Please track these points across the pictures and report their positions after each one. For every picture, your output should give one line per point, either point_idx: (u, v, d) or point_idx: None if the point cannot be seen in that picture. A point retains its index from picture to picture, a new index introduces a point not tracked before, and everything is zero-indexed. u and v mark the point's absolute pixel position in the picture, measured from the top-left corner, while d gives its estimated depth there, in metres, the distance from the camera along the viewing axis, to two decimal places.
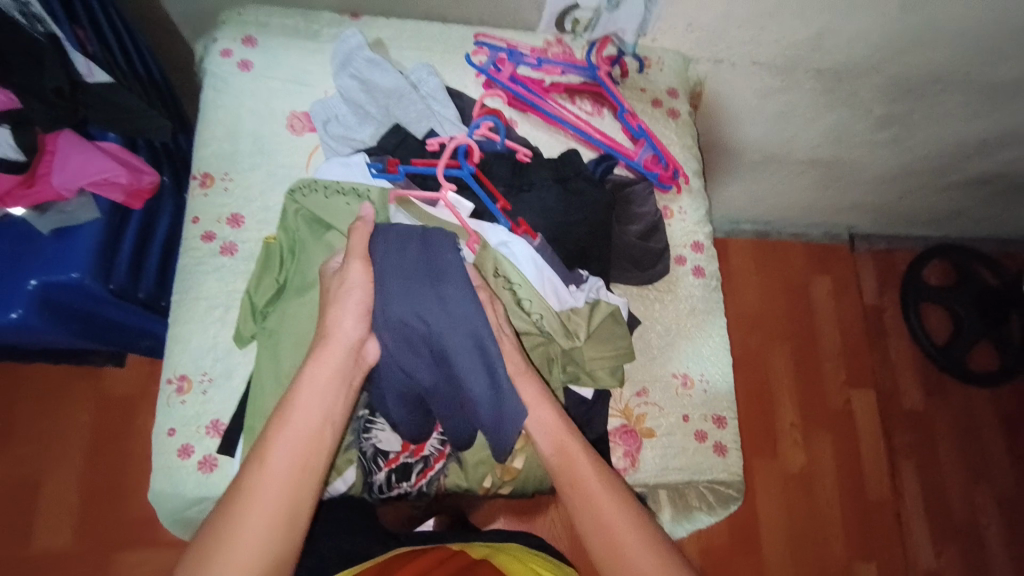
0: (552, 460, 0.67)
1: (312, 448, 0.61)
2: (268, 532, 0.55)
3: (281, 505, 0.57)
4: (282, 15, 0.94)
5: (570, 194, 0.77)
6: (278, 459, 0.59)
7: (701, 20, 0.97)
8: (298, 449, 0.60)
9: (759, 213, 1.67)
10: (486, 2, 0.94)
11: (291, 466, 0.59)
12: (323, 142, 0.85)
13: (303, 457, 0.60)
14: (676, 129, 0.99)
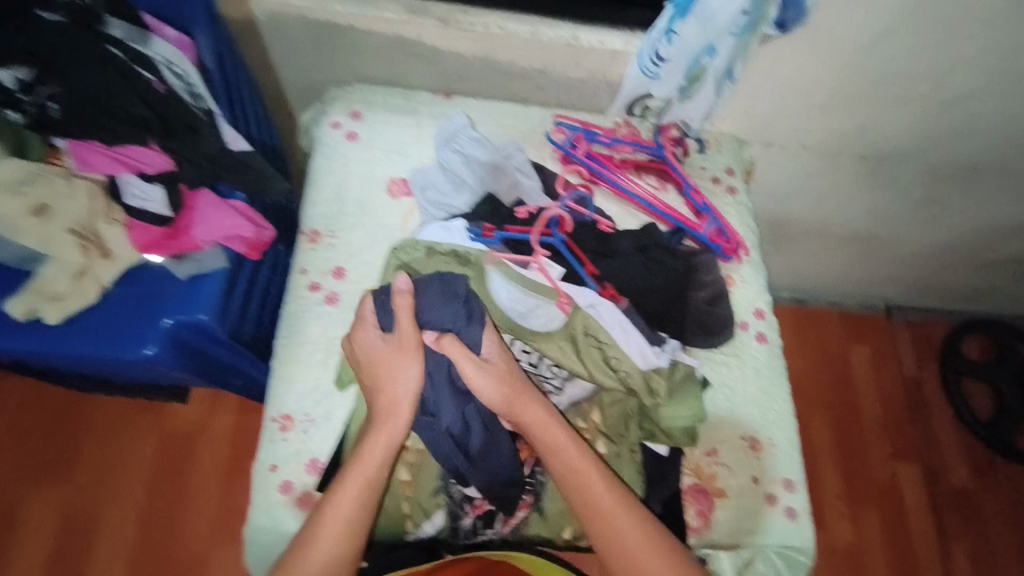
0: (571, 491, 0.73)
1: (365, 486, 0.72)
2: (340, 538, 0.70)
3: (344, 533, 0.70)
4: (383, 93, 1.03)
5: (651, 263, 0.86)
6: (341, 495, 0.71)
7: (758, 109, 1.08)
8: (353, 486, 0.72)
9: (798, 282, 1.72)
10: (567, 89, 1.06)
11: (351, 502, 0.71)
12: (422, 207, 0.95)
13: (358, 489, 0.72)
14: (736, 205, 1.07)
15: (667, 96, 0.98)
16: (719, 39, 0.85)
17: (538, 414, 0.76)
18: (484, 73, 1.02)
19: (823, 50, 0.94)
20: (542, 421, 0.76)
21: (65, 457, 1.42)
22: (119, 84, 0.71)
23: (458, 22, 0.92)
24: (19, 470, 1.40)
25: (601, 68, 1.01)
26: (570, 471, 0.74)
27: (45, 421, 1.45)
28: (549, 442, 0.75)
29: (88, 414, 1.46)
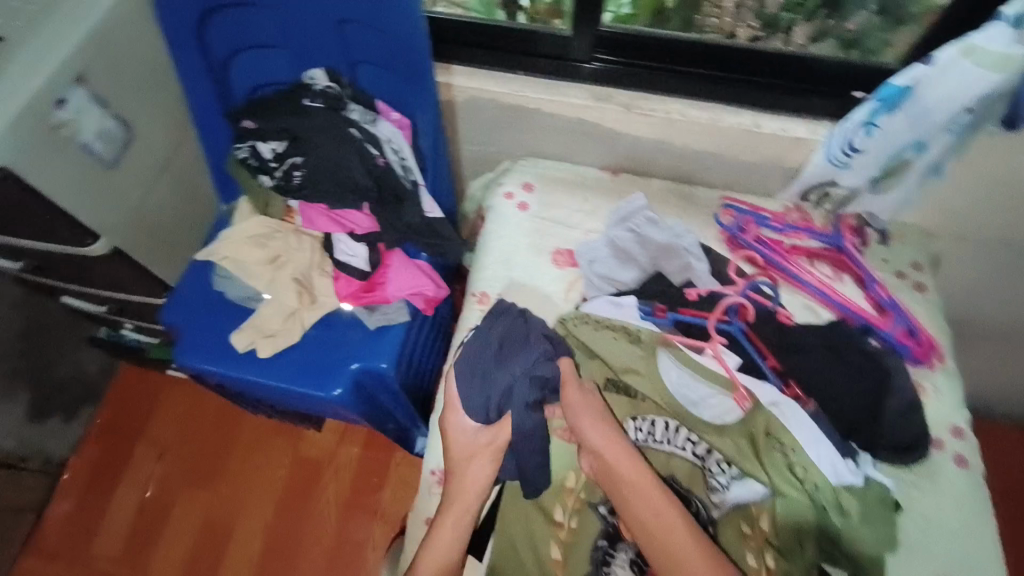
0: (656, 549, 0.72)
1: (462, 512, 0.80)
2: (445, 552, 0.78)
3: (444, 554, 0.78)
4: (555, 167, 1.09)
5: (843, 364, 0.84)
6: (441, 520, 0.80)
7: (955, 202, 1.00)
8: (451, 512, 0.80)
9: None
10: (740, 172, 1.04)
11: (451, 530, 0.79)
12: (588, 280, 0.96)
13: (458, 514, 0.80)
14: (926, 305, 0.99)
15: (855, 186, 0.94)
16: (935, 133, 0.81)
17: (613, 461, 0.78)
18: (655, 153, 1.05)
19: None
20: (618, 465, 0.78)
21: (207, 465, 1.41)
22: (351, 158, 0.82)
23: (640, 107, 0.96)
24: (167, 466, 1.41)
25: (778, 154, 0.98)
26: (650, 520, 0.74)
27: (196, 425, 1.45)
28: (624, 489, 0.76)
29: (237, 425, 1.45)
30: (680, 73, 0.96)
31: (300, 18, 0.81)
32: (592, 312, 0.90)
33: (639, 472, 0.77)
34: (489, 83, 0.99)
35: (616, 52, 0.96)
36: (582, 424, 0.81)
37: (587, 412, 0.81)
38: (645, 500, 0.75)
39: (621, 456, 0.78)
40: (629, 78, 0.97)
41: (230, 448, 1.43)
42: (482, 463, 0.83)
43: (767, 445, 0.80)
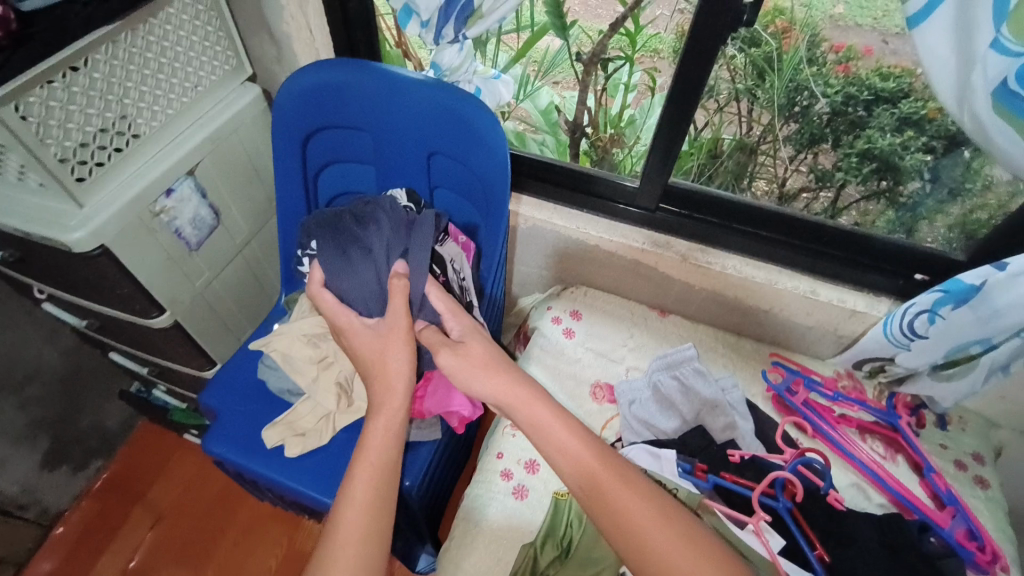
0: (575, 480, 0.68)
1: (386, 451, 0.71)
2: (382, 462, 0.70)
3: (372, 507, 0.67)
4: (605, 299, 1.12)
5: (903, 568, 0.76)
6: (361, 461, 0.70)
7: (1017, 394, 0.97)
8: (372, 450, 0.71)
9: None
10: (789, 331, 1.04)
11: (381, 442, 0.71)
12: (625, 420, 0.94)
13: (381, 451, 0.71)
14: (987, 503, 0.91)
15: (915, 367, 0.91)
16: (1002, 336, 0.79)
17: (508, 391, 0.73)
18: (705, 303, 1.07)
19: None
20: (574, 449, 0.69)
21: (203, 543, 1.34)
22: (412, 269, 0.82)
23: (697, 259, 1.01)
24: (158, 536, 1.35)
25: (834, 322, 1.00)
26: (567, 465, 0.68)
27: (203, 496, 1.41)
28: (600, 490, 0.66)
29: (242, 506, 1.39)
30: (741, 232, 1.00)
31: (395, 143, 0.88)
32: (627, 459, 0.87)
33: (618, 477, 0.67)
34: (554, 216, 1.07)
35: (679, 205, 1.01)
36: (466, 378, 0.74)
37: (474, 365, 0.74)
38: (623, 507, 0.64)
39: (546, 413, 0.71)
40: (688, 230, 1.02)
41: (227, 527, 1.37)
42: (397, 350, 0.74)
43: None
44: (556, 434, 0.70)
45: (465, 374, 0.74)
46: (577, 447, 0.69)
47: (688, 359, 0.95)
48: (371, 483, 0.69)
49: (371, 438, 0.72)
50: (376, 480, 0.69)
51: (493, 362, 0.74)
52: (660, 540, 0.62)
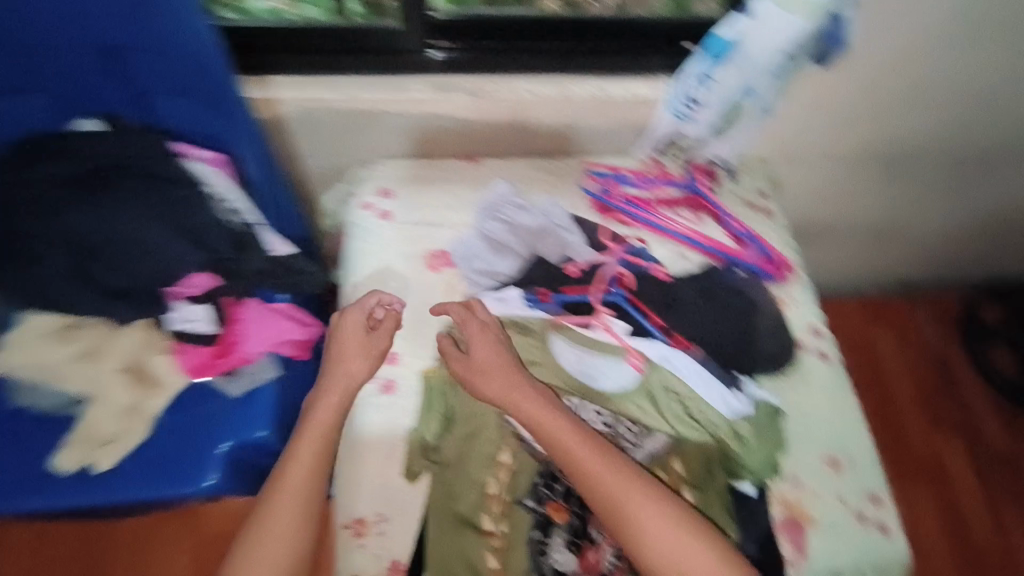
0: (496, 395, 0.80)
1: (309, 455, 0.78)
2: (304, 467, 0.77)
3: (300, 497, 0.76)
4: (411, 165, 1.04)
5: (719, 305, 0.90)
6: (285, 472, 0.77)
7: (778, 129, 1.11)
8: (297, 453, 0.78)
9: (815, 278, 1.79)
10: (590, 137, 1.05)
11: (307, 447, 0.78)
12: (467, 278, 0.94)
13: (302, 453, 0.78)
14: (775, 227, 1.07)
15: (700, 135, 0.99)
16: (754, 82, 0.91)
17: (492, 374, 0.81)
18: (511, 136, 1.03)
19: (859, 74, 1.03)
20: (506, 385, 0.80)
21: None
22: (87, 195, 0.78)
23: (490, 88, 0.95)
24: None
25: (627, 115, 1.01)
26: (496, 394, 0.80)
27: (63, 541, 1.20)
28: (536, 418, 0.77)
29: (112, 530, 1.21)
30: (522, 51, 0.95)
31: (62, 58, 0.77)
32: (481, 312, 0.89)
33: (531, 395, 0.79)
34: (324, 94, 0.94)
35: (449, 36, 0.93)
36: (484, 376, 0.81)
37: (477, 371, 0.81)
38: (535, 418, 0.77)
39: (503, 375, 0.80)
40: (475, 63, 0.95)
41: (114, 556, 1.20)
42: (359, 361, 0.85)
43: (666, 396, 0.85)
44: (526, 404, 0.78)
45: (471, 379, 0.81)
46: (510, 384, 0.79)
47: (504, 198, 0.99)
48: (301, 486, 0.77)
49: (297, 451, 0.78)
50: (299, 482, 0.77)
51: (497, 366, 0.81)
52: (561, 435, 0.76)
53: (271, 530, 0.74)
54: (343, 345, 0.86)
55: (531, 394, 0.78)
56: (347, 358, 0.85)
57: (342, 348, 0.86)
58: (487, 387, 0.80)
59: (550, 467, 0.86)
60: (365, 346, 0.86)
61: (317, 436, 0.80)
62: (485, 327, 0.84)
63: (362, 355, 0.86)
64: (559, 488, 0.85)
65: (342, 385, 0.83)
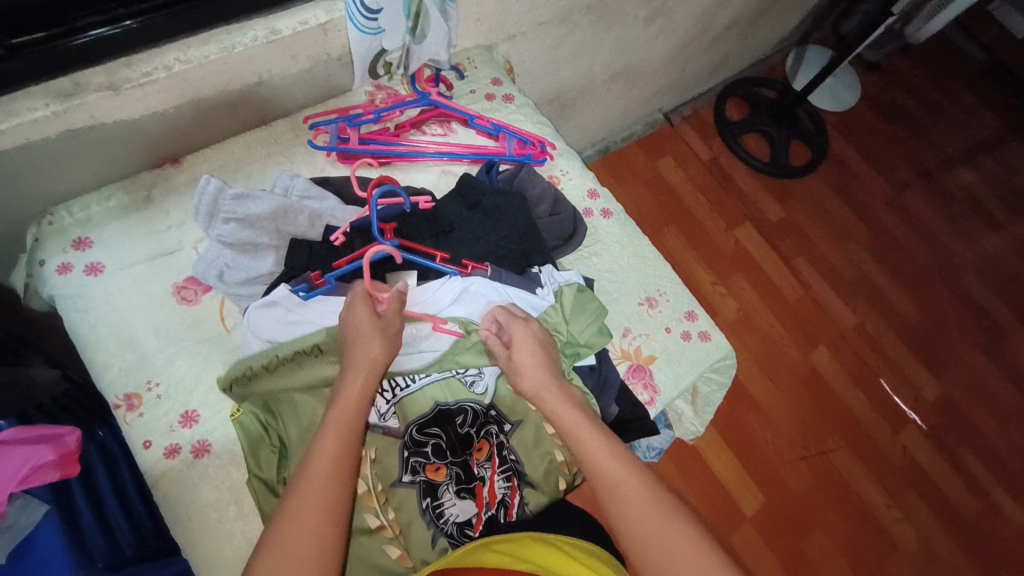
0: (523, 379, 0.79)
1: (337, 469, 0.64)
2: (328, 483, 0.63)
3: (328, 528, 0.61)
4: (101, 199, 0.85)
5: (490, 214, 0.87)
6: (324, 446, 0.66)
7: (486, 11, 1.06)
8: (325, 467, 0.64)
9: (584, 130, 1.94)
10: (297, 87, 0.93)
11: (329, 458, 0.65)
12: (230, 295, 0.81)
13: (332, 468, 0.64)
14: (518, 110, 1.09)
15: (400, 43, 0.93)
16: None
17: (526, 362, 0.79)
18: (203, 118, 0.88)
19: None
20: (539, 365, 0.79)
21: None
22: None
23: (128, 80, 0.76)
24: None
25: (318, 48, 0.89)
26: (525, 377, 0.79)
27: None
28: (550, 407, 0.78)
29: None
30: (155, 11, 0.74)
31: None
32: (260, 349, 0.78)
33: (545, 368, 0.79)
34: None
35: (33, 28, 0.68)
36: (518, 370, 0.80)
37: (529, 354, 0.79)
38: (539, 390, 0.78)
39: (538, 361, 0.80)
40: (99, 48, 0.72)
41: None
42: (373, 347, 0.74)
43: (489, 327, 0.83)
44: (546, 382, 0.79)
45: (516, 369, 0.80)
46: (533, 365, 0.79)
47: (219, 192, 0.81)
48: (332, 461, 0.65)
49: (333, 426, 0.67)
50: (323, 509, 0.61)
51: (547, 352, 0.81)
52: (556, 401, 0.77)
53: (303, 510, 0.61)
54: (355, 333, 0.75)
55: (551, 381, 0.79)
56: (362, 340, 0.74)
57: (354, 337, 0.74)
58: (522, 380, 0.80)
59: (409, 435, 0.80)
60: (382, 330, 0.76)
61: (345, 448, 0.66)
62: (522, 338, 0.80)
63: (375, 334, 0.75)
64: (429, 449, 0.80)
65: (366, 369, 0.73)
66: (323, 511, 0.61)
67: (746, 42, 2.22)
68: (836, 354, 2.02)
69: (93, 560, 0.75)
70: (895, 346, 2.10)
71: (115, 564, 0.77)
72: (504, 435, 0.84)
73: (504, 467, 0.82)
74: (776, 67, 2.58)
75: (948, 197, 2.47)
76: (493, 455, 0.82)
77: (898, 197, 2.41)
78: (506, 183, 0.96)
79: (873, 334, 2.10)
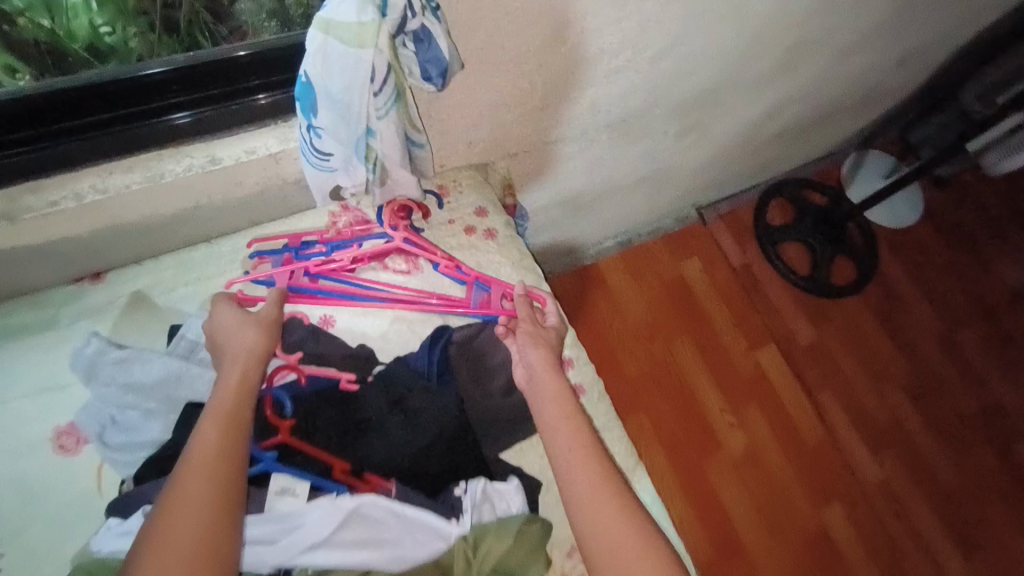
0: (523, 333, 0.79)
1: (225, 449, 0.60)
2: (207, 474, 0.58)
3: (210, 509, 0.57)
4: (2, 315, 0.77)
5: (410, 416, 0.70)
6: (195, 467, 0.59)
7: (478, 136, 0.96)
8: (205, 453, 0.59)
9: (605, 225, 1.81)
10: (246, 209, 0.83)
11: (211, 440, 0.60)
12: (108, 458, 0.70)
13: (216, 449, 0.60)
14: (500, 250, 0.95)
15: (362, 181, 0.75)
16: (370, 124, 0.66)
17: (542, 338, 0.79)
18: (131, 242, 0.79)
19: (517, 65, 0.85)
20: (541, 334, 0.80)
21: None
22: None
23: (29, 210, 0.68)
24: None
25: (269, 174, 0.78)
26: (529, 333, 0.79)
27: None
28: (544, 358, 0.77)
29: None
30: (133, 121, 0.71)
31: None
32: (112, 554, 0.63)
33: (546, 335, 0.80)
34: None
35: None
36: (531, 340, 0.78)
37: (542, 338, 0.79)
38: (533, 344, 0.78)
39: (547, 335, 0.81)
40: (9, 168, 0.67)
41: None
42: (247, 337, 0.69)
43: None
44: (540, 345, 0.78)
45: (525, 347, 0.78)
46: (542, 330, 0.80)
47: (100, 352, 0.71)
48: (208, 454, 0.59)
49: (204, 445, 0.60)
50: (207, 490, 0.57)
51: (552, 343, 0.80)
52: (536, 342, 0.78)
53: (170, 521, 0.55)
54: (227, 330, 0.71)
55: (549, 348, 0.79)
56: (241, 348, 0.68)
57: (224, 337, 0.70)
58: (530, 351, 0.78)
59: None
60: (256, 325, 0.71)
61: (229, 424, 0.62)
62: (535, 334, 0.79)
63: (256, 328, 0.71)
64: None
65: (232, 400, 0.64)
66: (199, 500, 0.57)
67: (799, 146, 2.03)
68: (852, 514, 1.78)
69: None
70: (924, 514, 1.84)
71: None
72: None
73: None
74: (830, 170, 2.38)
75: (1011, 343, 2.19)
76: None
77: (952, 335, 2.15)
78: (460, 351, 0.80)
79: (899, 497, 1.85)
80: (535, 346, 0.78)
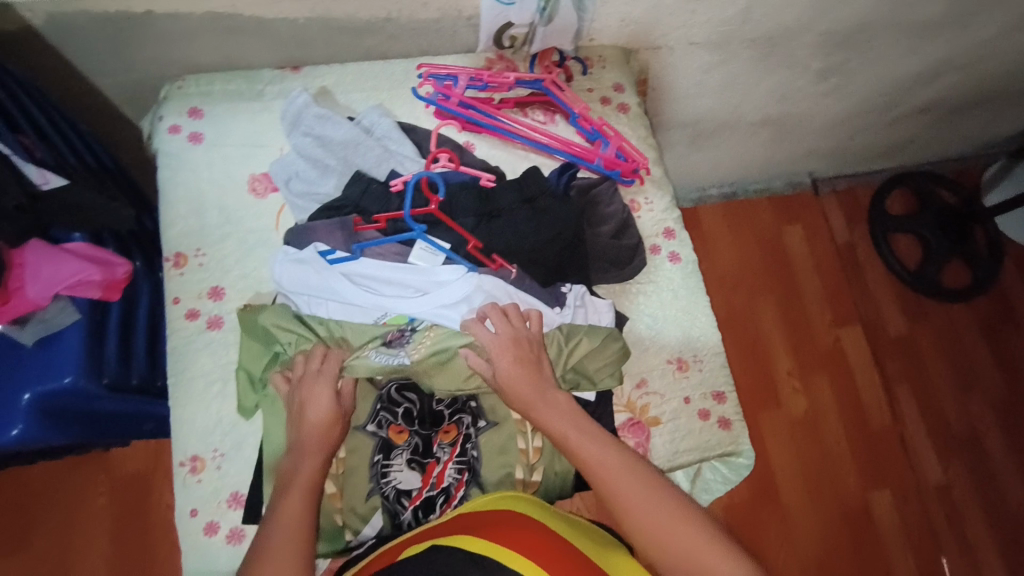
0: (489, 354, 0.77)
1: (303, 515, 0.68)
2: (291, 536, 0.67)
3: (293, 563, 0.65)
4: (223, 81, 0.95)
5: (539, 213, 0.84)
6: (276, 531, 0.67)
7: (632, 14, 1.04)
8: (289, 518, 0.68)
9: (718, 169, 1.83)
10: (423, 34, 0.96)
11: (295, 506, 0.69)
12: (290, 202, 0.87)
13: (297, 516, 0.68)
14: (629, 122, 1.03)
15: (528, 20, 0.93)
16: None
17: (504, 358, 0.76)
18: (328, 39, 0.94)
19: None
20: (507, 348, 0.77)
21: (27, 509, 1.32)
22: None
23: None
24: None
25: (451, 4, 0.91)
26: (493, 349, 0.77)
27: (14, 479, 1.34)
28: (513, 385, 0.76)
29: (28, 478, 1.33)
30: None
31: None
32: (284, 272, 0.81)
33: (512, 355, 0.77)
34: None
35: None
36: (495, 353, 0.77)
37: (508, 359, 0.76)
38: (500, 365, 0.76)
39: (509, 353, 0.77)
40: None
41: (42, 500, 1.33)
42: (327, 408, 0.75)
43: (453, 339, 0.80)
44: (505, 359, 0.76)
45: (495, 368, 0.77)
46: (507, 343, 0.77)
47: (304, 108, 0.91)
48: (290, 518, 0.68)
49: (287, 512, 0.68)
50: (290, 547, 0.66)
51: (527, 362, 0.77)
52: (504, 359, 0.76)
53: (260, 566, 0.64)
54: (309, 397, 0.75)
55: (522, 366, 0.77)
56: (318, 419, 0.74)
57: (306, 409, 0.75)
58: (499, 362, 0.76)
59: (388, 390, 0.82)
60: (337, 407, 0.76)
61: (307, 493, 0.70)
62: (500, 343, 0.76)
63: (333, 408, 0.76)
64: (401, 410, 0.82)
65: (304, 487, 0.71)
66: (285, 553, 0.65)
67: (945, 132, 1.90)
68: (901, 504, 1.75)
69: (98, 374, 0.93)
70: (978, 528, 1.78)
71: (116, 384, 0.96)
72: (474, 430, 0.81)
73: (461, 459, 0.80)
74: (971, 170, 2.21)
75: None
76: (457, 443, 0.81)
77: None
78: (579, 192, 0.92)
79: (956, 504, 1.79)
80: (505, 361, 0.76)
